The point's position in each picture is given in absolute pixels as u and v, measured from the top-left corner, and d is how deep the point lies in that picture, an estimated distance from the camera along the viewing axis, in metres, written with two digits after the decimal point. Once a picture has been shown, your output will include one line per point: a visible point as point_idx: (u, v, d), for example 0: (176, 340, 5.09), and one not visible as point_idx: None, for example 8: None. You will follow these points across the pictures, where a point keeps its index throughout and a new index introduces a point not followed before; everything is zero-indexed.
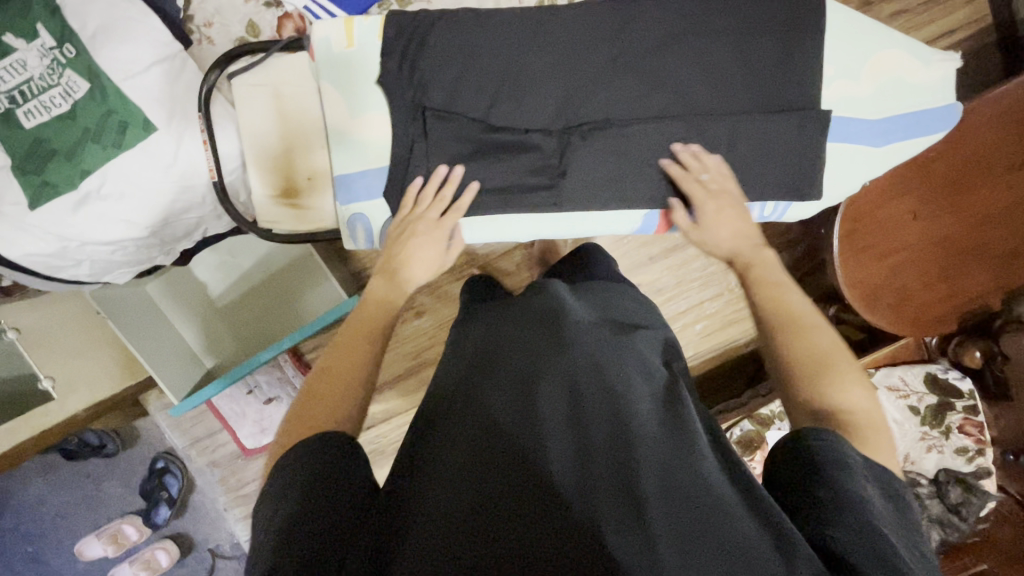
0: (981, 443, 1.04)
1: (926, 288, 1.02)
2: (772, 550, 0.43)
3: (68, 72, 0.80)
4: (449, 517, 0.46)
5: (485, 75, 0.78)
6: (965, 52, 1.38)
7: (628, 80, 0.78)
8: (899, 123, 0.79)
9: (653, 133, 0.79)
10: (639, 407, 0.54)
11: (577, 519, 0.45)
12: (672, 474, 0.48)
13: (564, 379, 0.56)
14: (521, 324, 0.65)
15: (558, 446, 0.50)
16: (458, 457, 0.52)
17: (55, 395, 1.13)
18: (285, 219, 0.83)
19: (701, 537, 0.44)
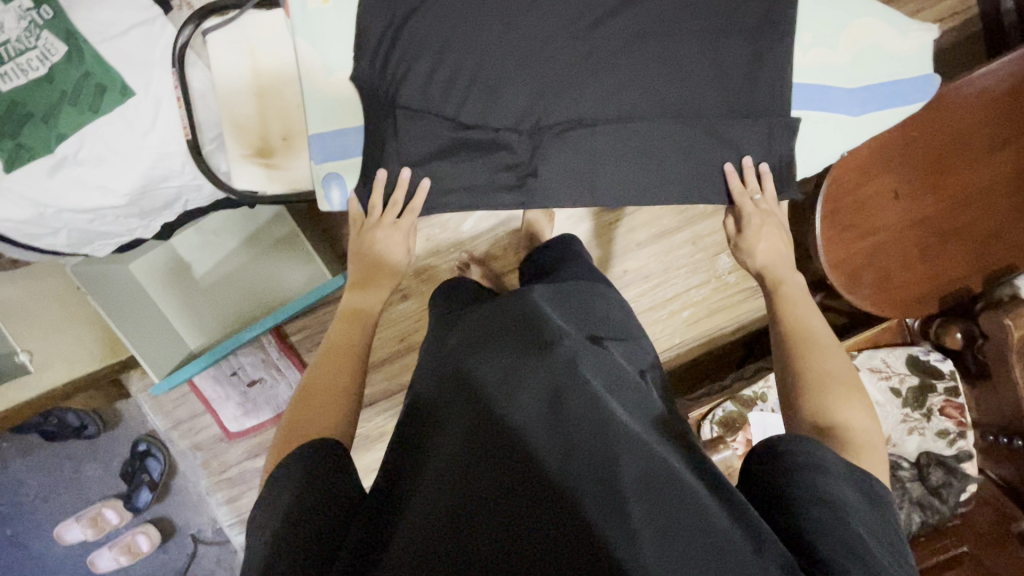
0: (963, 426, 1.04)
1: (906, 268, 1.02)
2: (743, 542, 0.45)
3: (45, 33, 0.80)
4: (432, 520, 0.48)
5: (458, 66, 0.71)
6: (949, 43, 1.39)
7: (604, 78, 0.72)
8: (878, 91, 0.76)
9: (632, 131, 0.74)
10: (617, 408, 0.54)
11: (557, 523, 0.46)
12: (653, 469, 0.49)
13: (542, 381, 0.56)
14: (502, 325, 0.64)
15: (541, 445, 0.51)
16: (444, 457, 0.53)
17: (33, 369, 1.12)
18: (259, 179, 0.83)
19: (679, 535, 0.45)
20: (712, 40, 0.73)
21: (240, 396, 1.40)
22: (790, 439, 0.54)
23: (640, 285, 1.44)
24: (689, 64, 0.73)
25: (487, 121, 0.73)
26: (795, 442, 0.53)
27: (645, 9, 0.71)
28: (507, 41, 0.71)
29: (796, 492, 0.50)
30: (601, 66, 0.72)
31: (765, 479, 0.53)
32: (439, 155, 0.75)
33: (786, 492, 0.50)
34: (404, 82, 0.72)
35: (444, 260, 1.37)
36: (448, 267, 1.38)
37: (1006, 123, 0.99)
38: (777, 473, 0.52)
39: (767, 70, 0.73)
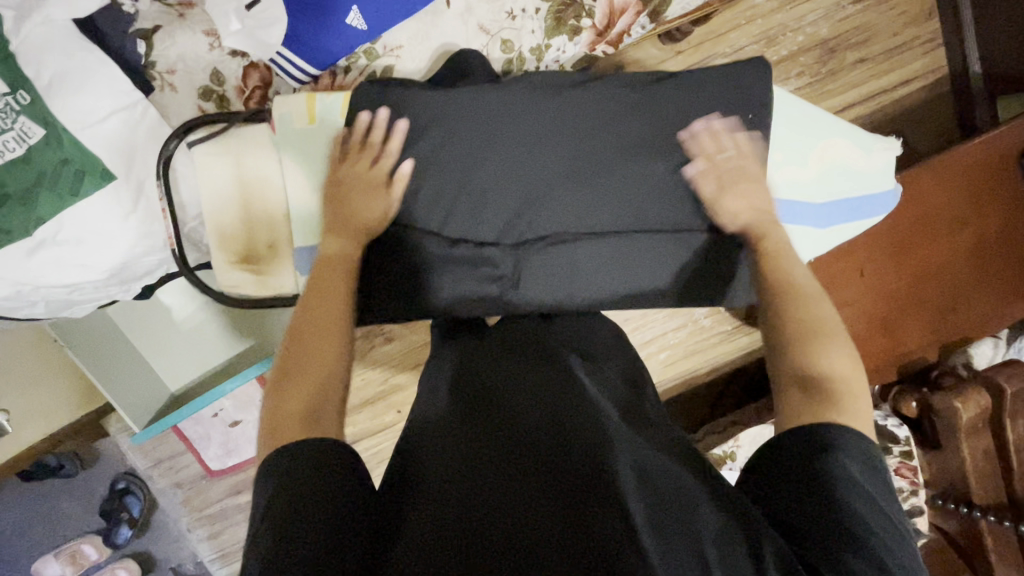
0: (915, 485, 1.09)
1: (871, 338, 1.08)
2: (740, 542, 0.46)
3: (22, 118, 0.77)
4: (438, 517, 0.48)
5: (442, 184, 0.72)
6: (920, 101, 1.43)
7: (581, 197, 0.73)
8: (842, 205, 0.78)
9: (616, 244, 0.74)
10: (613, 414, 0.57)
11: (562, 513, 0.47)
12: (651, 477, 0.51)
13: (542, 397, 0.58)
14: (503, 348, 0.67)
15: (542, 447, 0.53)
16: (447, 464, 0.53)
17: (10, 429, 1.11)
18: (245, 284, 0.82)
19: (676, 529, 0.46)
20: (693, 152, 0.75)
21: (222, 435, 1.40)
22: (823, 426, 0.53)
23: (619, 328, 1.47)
24: (671, 174, 0.75)
25: (472, 232, 0.73)
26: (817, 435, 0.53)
27: (630, 124, 0.74)
28: (490, 163, 0.72)
29: (820, 487, 0.50)
30: (583, 185, 0.73)
31: (781, 474, 0.53)
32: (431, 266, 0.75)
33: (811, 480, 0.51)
34: (385, 196, 0.72)
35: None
36: None
37: (965, 204, 1.05)
38: (802, 456, 0.52)
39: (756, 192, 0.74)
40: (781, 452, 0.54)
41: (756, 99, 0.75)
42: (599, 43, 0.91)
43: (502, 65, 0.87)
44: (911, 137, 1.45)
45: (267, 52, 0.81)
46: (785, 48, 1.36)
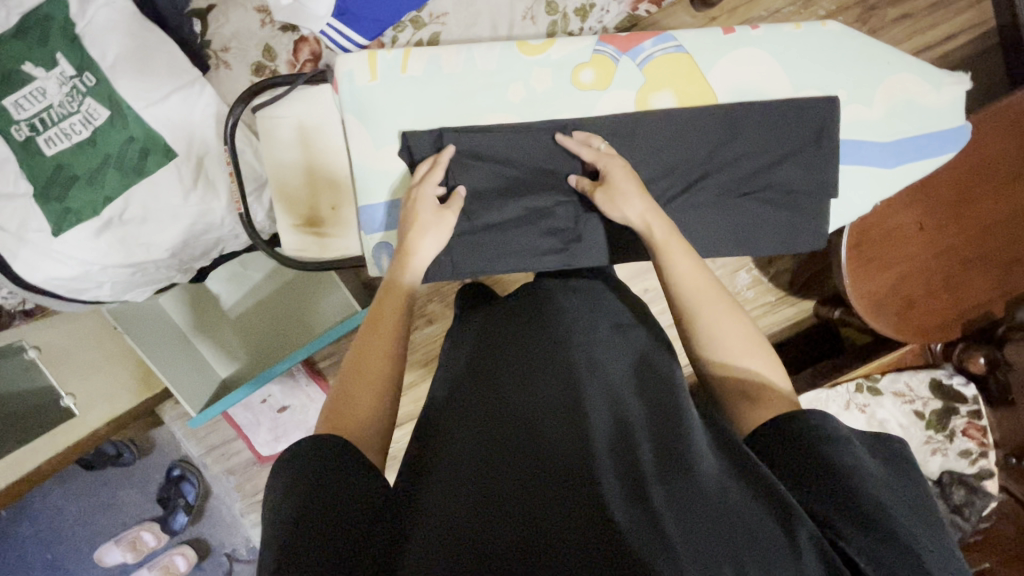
0: (984, 446, 1.08)
1: (931, 296, 1.04)
2: (775, 532, 0.43)
3: (88, 100, 0.81)
4: (454, 507, 0.46)
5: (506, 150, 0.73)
6: (972, 53, 1.35)
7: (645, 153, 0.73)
8: (911, 144, 0.76)
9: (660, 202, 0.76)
10: (634, 405, 0.55)
11: (583, 499, 0.45)
12: (673, 459, 0.49)
13: (561, 382, 0.57)
14: (520, 328, 0.65)
15: (561, 435, 0.51)
16: (461, 455, 0.51)
17: (77, 412, 1.15)
18: (309, 249, 0.77)
19: (703, 521, 0.44)
20: (744, 100, 0.75)
21: (271, 421, 1.44)
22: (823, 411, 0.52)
23: (662, 302, 1.43)
24: (723, 125, 0.74)
25: (531, 194, 0.74)
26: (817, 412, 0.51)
27: (689, 84, 0.75)
28: (553, 131, 0.74)
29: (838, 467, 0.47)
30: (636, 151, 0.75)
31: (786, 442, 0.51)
32: (493, 228, 0.75)
33: (824, 466, 0.47)
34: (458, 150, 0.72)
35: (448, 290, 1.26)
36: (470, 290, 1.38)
37: None
38: (806, 435, 0.50)
39: (823, 141, 0.74)
40: (783, 429, 0.52)
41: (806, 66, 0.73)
42: (642, 3, 0.94)
43: (550, 28, 0.88)
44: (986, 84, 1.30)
45: (317, 24, 0.80)
46: (823, 7, 1.29)
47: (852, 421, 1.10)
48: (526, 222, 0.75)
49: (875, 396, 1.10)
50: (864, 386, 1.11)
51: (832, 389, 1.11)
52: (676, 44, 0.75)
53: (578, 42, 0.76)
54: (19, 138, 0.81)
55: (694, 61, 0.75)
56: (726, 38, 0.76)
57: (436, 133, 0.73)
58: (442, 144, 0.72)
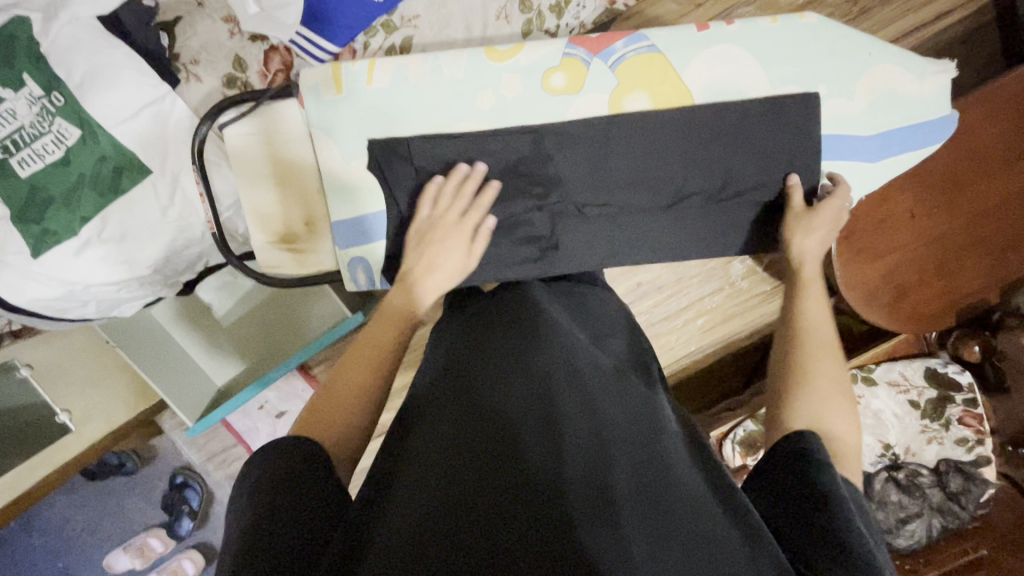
0: (981, 434, 1.07)
1: (923, 285, 1.03)
2: (738, 552, 0.45)
3: (58, 120, 0.80)
4: (423, 510, 0.46)
5: (482, 162, 0.72)
6: (968, 30, 1.30)
7: (619, 157, 0.73)
8: (895, 136, 0.74)
9: (638, 204, 0.75)
10: (611, 415, 0.56)
11: (552, 510, 0.45)
12: (647, 479, 0.50)
13: (540, 387, 0.57)
14: (502, 332, 0.65)
15: (535, 445, 0.51)
16: (436, 458, 0.52)
17: (73, 427, 1.16)
18: (285, 265, 0.76)
19: (671, 540, 0.44)
20: (722, 97, 0.73)
21: (269, 426, 1.44)
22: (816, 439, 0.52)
23: (656, 296, 1.42)
24: (700, 125, 0.73)
25: (506, 203, 0.72)
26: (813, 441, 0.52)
27: (665, 82, 0.73)
28: (525, 138, 0.73)
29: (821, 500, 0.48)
30: (611, 155, 0.73)
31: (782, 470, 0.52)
32: None
33: (816, 498, 0.48)
34: (429, 161, 0.71)
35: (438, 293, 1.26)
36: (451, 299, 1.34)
37: (1020, 135, 0.99)
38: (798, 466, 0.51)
39: (804, 137, 0.72)
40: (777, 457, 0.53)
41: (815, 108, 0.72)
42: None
43: (525, 27, 0.86)
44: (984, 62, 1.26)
45: (286, 32, 0.79)
46: None
47: None
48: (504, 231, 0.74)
49: (869, 387, 1.09)
50: (858, 376, 1.10)
51: None
52: (649, 44, 0.73)
53: (549, 44, 0.74)
54: None
55: (669, 61, 0.73)
56: (701, 35, 0.73)
57: (405, 145, 0.71)
58: (410, 153, 0.71)
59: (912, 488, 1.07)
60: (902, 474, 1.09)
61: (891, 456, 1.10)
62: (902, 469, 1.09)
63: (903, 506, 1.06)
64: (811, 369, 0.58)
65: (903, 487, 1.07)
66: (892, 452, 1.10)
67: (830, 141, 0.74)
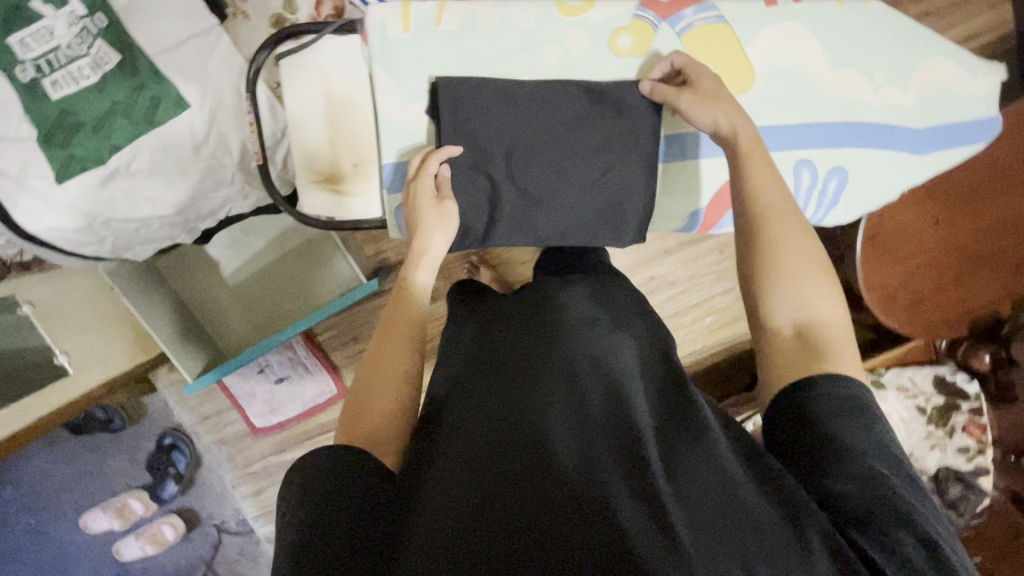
0: (982, 444, 1.09)
1: (942, 292, 1.05)
2: (784, 532, 0.42)
3: (98, 42, 0.78)
4: (456, 504, 0.45)
5: (542, 120, 0.70)
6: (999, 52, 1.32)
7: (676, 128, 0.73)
8: (943, 131, 0.75)
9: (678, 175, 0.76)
10: (638, 398, 0.53)
11: (588, 498, 0.43)
12: (680, 459, 0.47)
13: (564, 377, 0.55)
14: (522, 327, 0.64)
15: (564, 432, 0.49)
16: (463, 451, 0.50)
17: (72, 370, 1.12)
18: (327, 206, 0.74)
19: (712, 522, 0.42)
20: (783, 73, 0.73)
21: (267, 392, 1.41)
22: (829, 377, 0.49)
23: (667, 292, 1.42)
24: (756, 104, 0.73)
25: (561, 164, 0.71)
26: (832, 379, 0.49)
27: (727, 54, 0.73)
28: (586, 94, 0.71)
29: (840, 453, 0.46)
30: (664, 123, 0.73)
31: (789, 429, 0.49)
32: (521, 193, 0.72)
33: (831, 451, 0.46)
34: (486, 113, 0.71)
35: (455, 266, 1.24)
36: (454, 274, 1.25)
37: None
38: (809, 419, 0.48)
39: (854, 125, 0.73)
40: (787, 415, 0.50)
41: (865, 100, 0.73)
42: None
43: None
44: (1010, 81, 1.28)
45: None
46: None
47: None
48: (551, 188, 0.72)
49: (878, 390, 1.12)
50: (868, 379, 1.12)
51: None
52: (717, 14, 0.73)
53: (616, 6, 0.73)
54: (23, 79, 0.77)
55: (735, 32, 0.73)
56: (767, 10, 0.73)
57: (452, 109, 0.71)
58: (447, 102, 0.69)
59: None
60: None
61: None
62: None
63: None
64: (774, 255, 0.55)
65: None
66: None
67: (883, 131, 0.74)
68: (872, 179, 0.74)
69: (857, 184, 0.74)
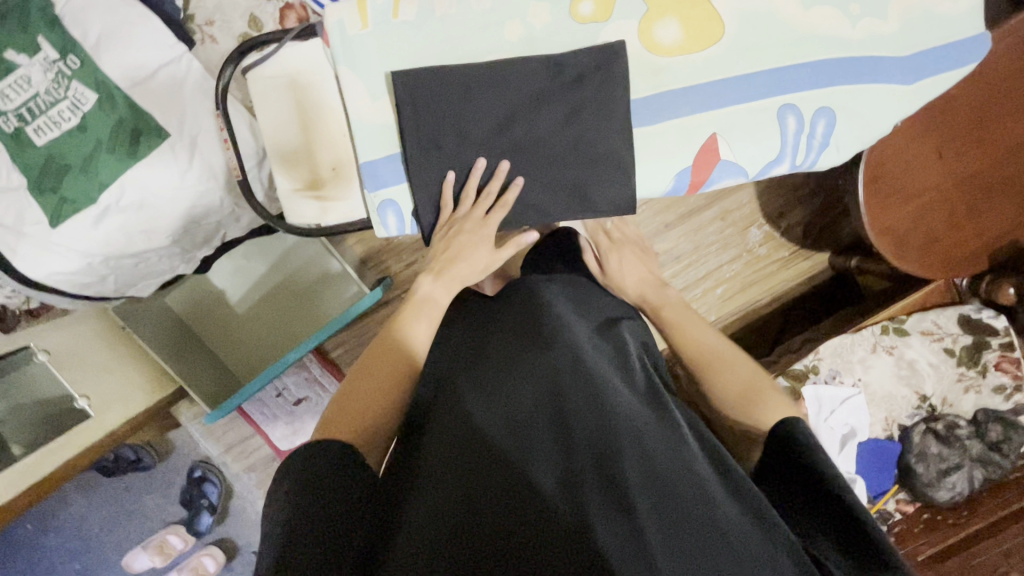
0: (1019, 379, 1.04)
1: (956, 227, 1.01)
2: (752, 534, 0.47)
3: (74, 84, 0.79)
4: (443, 514, 0.47)
5: (513, 99, 0.69)
6: None
7: (652, 88, 0.71)
8: (931, 56, 0.72)
9: (670, 137, 0.71)
10: (619, 404, 0.56)
11: (567, 515, 0.47)
12: (656, 468, 0.50)
13: (547, 382, 0.57)
14: (506, 331, 0.65)
15: (546, 446, 0.52)
16: (448, 457, 0.52)
17: (92, 413, 1.12)
18: (312, 215, 0.74)
19: (683, 531, 0.46)
20: (754, 18, 0.71)
21: (288, 415, 1.39)
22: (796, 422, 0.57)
23: (674, 267, 1.39)
24: (732, 53, 0.71)
25: (540, 139, 0.70)
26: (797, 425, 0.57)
27: (694, 6, 0.71)
28: (556, 65, 0.69)
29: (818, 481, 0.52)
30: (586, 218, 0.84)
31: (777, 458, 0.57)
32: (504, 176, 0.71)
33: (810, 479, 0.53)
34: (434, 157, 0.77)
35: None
36: None
37: None
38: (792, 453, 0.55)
39: (835, 62, 0.71)
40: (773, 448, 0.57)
41: (842, 34, 0.71)
42: None
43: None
44: None
45: None
46: None
47: (878, 363, 1.09)
48: (532, 164, 0.71)
49: (902, 337, 1.09)
50: (889, 327, 1.09)
51: (856, 334, 1.09)
52: None
53: None
54: (8, 130, 0.79)
55: None
56: None
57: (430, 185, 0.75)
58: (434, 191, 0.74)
59: (952, 439, 1.03)
60: (941, 426, 1.05)
61: (928, 409, 1.09)
62: (940, 420, 1.06)
63: (944, 458, 1.01)
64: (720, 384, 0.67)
65: (943, 438, 1.03)
66: (929, 403, 1.09)
67: (868, 63, 0.71)
68: (863, 115, 0.72)
69: (847, 123, 0.72)
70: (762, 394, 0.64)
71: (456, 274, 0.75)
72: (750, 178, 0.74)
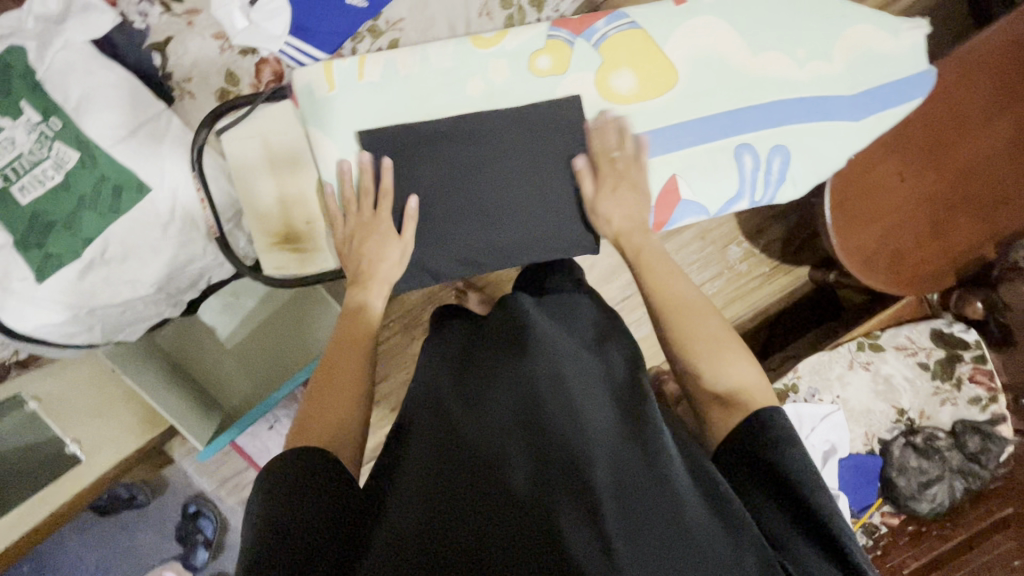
0: (993, 391, 1.07)
1: (920, 246, 1.04)
2: (723, 542, 0.46)
3: (56, 144, 0.82)
4: (413, 522, 0.47)
5: (480, 151, 0.73)
6: None
7: (612, 134, 0.75)
8: (876, 94, 0.76)
9: (634, 179, 0.74)
10: (594, 413, 0.55)
11: (534, 514, 0.46)
12: (627, 473, 0.49)
13: (523, 391, 0.57)
14: (488, 347, 0.65)
15: (518, 452, 0.51)
16: (425, 470, 0.52)
17: (83, 457, 1.14)
18: (287, 266, 0.77)
19: (651, 534, 0.45)
20: (706, 65, 0.75)
21: (281, 447, 1.41)
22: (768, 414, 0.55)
23: None
24: (687, 98, 0.75)
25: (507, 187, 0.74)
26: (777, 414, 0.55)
27: (649, 55, 0.75)
28: (518, 117, 0.73)
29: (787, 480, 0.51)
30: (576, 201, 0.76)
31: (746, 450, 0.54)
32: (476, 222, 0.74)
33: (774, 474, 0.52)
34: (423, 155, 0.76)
35: (443, 293, 1.24)
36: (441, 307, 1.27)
37: (1005, 90, 0.98)
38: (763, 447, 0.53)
39: (785, 103, 0.75)
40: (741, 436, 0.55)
41: (790, 77, 0.75)
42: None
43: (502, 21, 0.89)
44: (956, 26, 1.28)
45: (276, 44, 0.88)
46: None
47: (856, 379, 1.11)
48: (500, 209, 0.74)
49: (877, 353, 1.11)
50: (865, 344, 1.11)
51: (833, 351, 1.12)
52: (629, 20, 0.75)
53: (532, 28, 0.75)
54: None
55: (650, 35, 0.75)
56: (678, 9, 0.76)
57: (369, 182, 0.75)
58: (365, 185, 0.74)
59: (931, 452, 1.04)
60: (920, 439, 1.07)
61: (906, 422, 1.11)
62: (919, 434, 1.08)
63: (923, 470, 1.03)
64: (688, 339, 0.62)
65: (922, 451, 1.05)
66: (907, 417, 1.11)
67: (816, 103, 0.75)
68: (815, 152, 0.76)
69: (799, 160, 0.76)
70: (726, 351, 0.61)
71: (382, 276, 0.69)
72: (712, 215, 0.77)
